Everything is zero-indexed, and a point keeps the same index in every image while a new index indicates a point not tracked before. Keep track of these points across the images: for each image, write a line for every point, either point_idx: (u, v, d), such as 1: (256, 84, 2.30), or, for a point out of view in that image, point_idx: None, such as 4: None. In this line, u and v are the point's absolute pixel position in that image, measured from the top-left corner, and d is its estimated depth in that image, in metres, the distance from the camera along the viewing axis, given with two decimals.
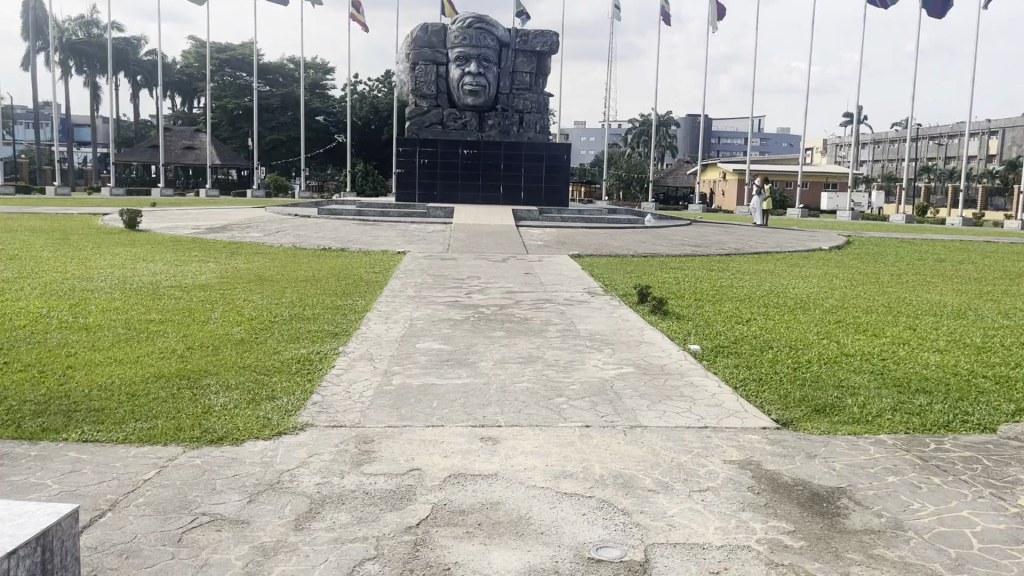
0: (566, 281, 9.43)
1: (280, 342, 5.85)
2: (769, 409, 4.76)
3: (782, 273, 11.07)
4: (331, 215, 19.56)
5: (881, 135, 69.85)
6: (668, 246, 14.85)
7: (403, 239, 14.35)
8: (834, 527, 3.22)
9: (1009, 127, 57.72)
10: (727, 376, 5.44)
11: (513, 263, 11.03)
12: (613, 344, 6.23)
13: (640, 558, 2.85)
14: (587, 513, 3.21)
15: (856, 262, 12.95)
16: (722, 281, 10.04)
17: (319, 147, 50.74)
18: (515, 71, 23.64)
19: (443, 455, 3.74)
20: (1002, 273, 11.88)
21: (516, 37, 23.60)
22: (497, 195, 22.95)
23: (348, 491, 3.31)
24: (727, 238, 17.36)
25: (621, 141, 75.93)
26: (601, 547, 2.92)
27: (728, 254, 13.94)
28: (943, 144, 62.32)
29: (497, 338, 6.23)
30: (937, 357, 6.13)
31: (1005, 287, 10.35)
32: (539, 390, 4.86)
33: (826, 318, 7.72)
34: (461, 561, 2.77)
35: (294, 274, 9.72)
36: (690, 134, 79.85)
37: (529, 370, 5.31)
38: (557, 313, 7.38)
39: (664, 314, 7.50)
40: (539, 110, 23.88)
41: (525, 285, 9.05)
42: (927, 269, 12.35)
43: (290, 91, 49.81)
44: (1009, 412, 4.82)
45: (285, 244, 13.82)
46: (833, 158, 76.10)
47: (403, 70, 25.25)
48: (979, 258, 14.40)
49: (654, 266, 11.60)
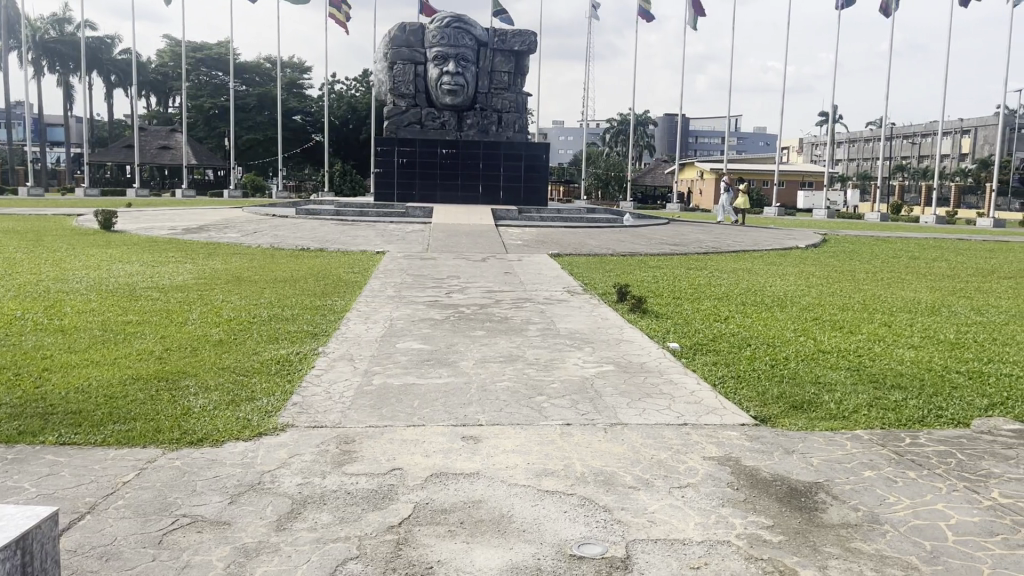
0: (546, 281, 9.45)
1: (258, 343, 5.83)
2: (747, 406, 4.81)
3: (759, 271, 11.16)
4: (310, 215, 19.47)
5: (856, 134, 70.53)
6: (646, 245, 14.92)
7: (382, 239, 14.32)
8: (812, 521, 3.26)
9: (982, 127, 58.46)
10: (706, 373, 5.48)
11: (492, 263, 11.04)
12: (592, 342, 6.26)
13: (621, 555, 2.87)
14: (569, 510, 3.22)
15: (832, 260, 13.07)
16: (700, 280, 10.11)
17: (297, 146, 50.45)
18: (493, 71, 23.64)
19: (424, 455, 3.74)
20: (974, 271, 12.04)
21: (494, 37, 23.60)
22: (476, 194, 22.93)
23: (329, 490, 3.31)
24: (705, 236, 17.46)
25: (600, 141, 76.18)
26: (582, 544, 2.94)
27: (706, 253, 14.03)
28: (916, 143, 63.04)
29: (477, 338, 6.23)
30: (911, 354, 6.22)
31: (977, 284, 10.50)
32: (520, 389, 4.87)
33: (803, 315, 7.80)
34: (442, 560, 2.78)
35: (273, 275, 9.68)
36: (667, 134, 80.17)
37: (509, 369, 5.33)
38: (537, 312, 7.40)
39: (642, 313, 7.55)
40: (517, 109, 23.88)
41: (504, 284, 9.06)
42: (901, 266, 12.48)
43: (267, 91, 49.47)
44: (982, 407, 4.90)
45: (263, 244, 13.74)
46: (809, 157, 76.74)
47: (380, 69, 25.16)
48: (952, 256, 14.58)
49: (632, 265, 11.65)
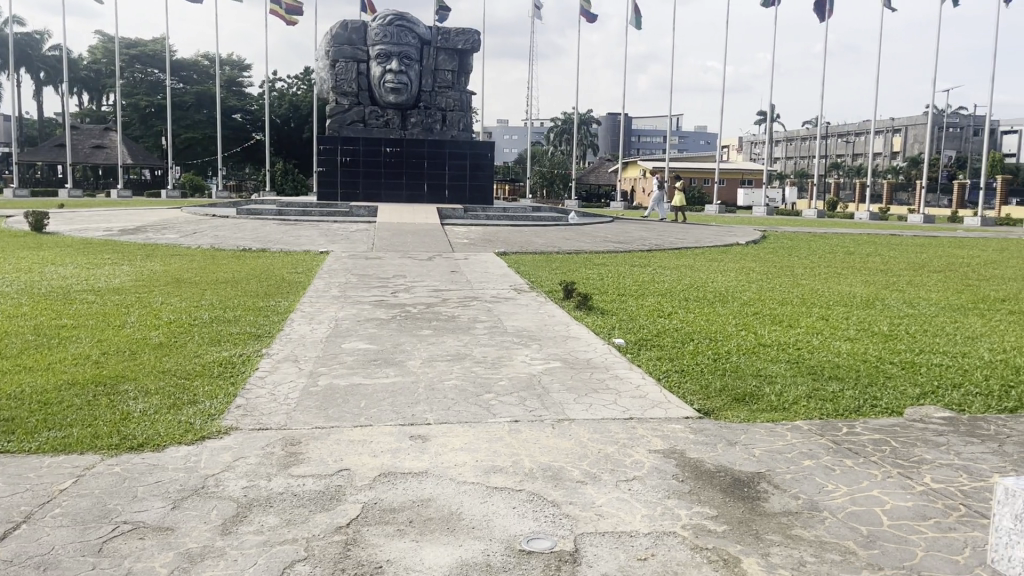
0: (492, 279, 9.47)
1: (200, 346, 5.71)
2: (691, 399, 4.90)
3: (702, 268, 11.36)
4: (252, 215, 19.14)
5: (793, 133, 72.24)
6: (592, 243, 15.06)
7: (326, 239, 14.15)
8: (754, 510, 3.34)
9: (911, 126, 60.42)
10: (651, 368, 5.57)
11: (438, 261, 11.02)
12: (539, 340, 6.30)
13: (569, 548, 2.90)
14: (517, 506, 3.24)
15: (771, 256, 13.37)
16: (645, 276, 10.24)
17: (237, 145, 49.54)
18: (437, 69, 23.54)
19: (372, 455, 3.72)
20: (906, 265, 12.44)
21: (437, 35, 23.48)
22: (421, 193, 22.83)
23: (276, 493, 3.27)
24: (649, 234, 17.69)
25: (544, 140, 76.54)
26: (531, 539, 2.96)
27: (650, 250, 14.21)
28: (850, 141, 64.85)
29: (424, 337, 6.22)
30: (847, 346, 6.41)
31: (909, 277, 10.86)
32: (468, 387, 4.88)
33: (744, 310, 7.97)
34: (392, 559, 2.77)
35: (214, 276, 9.49)
36: (610, 133, 80.92)
37: (457, 368, 5.33)
38: (484, 310, 7.41)
39: (588, 309, 7.62)
40: (462, 108, 23.82)
41: (451, 283, 9.04)
42: (837, 261, 12.84)
43: (205, 89, 48.53)
44: (914, 396, 5.08)
45: (203, 245, 13.46)
46: (748, 155, 78.30)
47: (322, 67, 24.86)
48: (885, 250, 15.04)
49: (577, 262, 11.74)
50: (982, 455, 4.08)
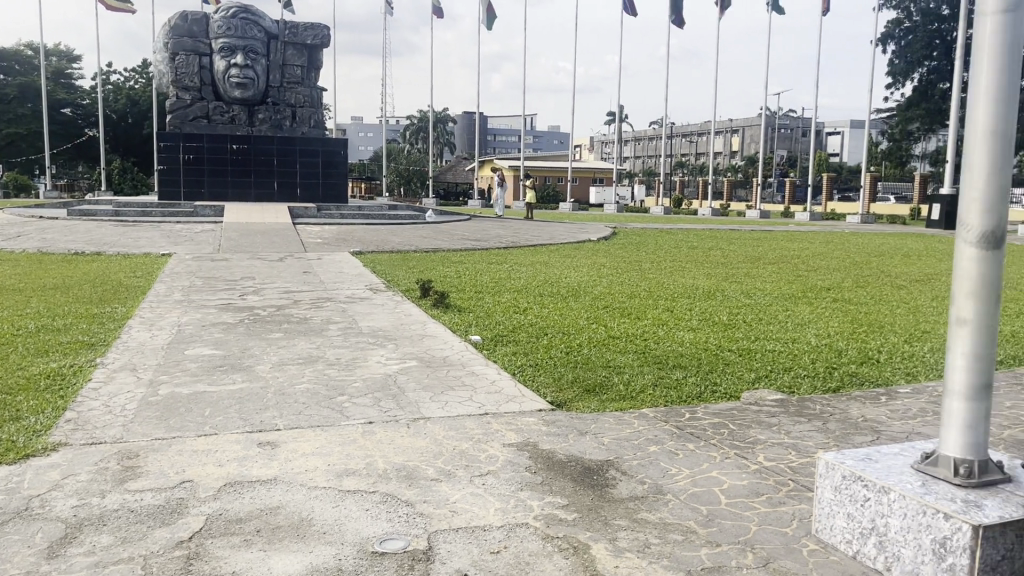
0: (347, 279, 9.31)
1: (23, 358, 5.29)
2: (544, 392, 5.01)
3: (556, 264, 11.62)
4: (86, 216, 17.91)
5: (640, 133, 75.12)
6: (448, 241, 15.09)
7: (169, 241, 13.46)
8: (603, 497, 3.45)
9: (747, 127, 64.20)
10: (506, 363, 5.64)
11: (290, 262, 10.70)
12: (395, 339, 6.25)
13: (422, 547, 2.90)
14: (370, 507, 3.21)
15: (621, 251, 13.86)
16: (500, 273, 10.36)
17: (67, 141, 46.17)
18: (285, 64, 22.78)
19: (218, 464, 3.58)
20: (745, 258, 13.21)
21: (285, 29, 22.66)
22: (271, 192, 22.13)
23: (110, 510, 3.08)
24: (504, 231, 17.91)
25: (400, 138, 75.93)
26: (384, 540, 2.93)
27: (506, 247, 14.40)
28: (693, 141, 68.14)
29: (274, 340, 6.03)
30: (690, 335, 6.74)
31: (746, 269, 11.55)
32: (320, 390, 4.77)
33: (595, 303, 8.22)
34: (238, 571, 2.67)
35: (40, 282, 8.81)
36: (466, 131, 81.32)
37: (308, 371, 5.20)
38: (338, 311, 7.27)
39: (444, 307, 7.63)
40: (313, 105, 23.18)
41: (303, 284, 8.82)
42: (683, 255, 13.45)
43: (30, 80, 44.48)
44: (750, 380, 5.42)
45: (28, 249, 12.47)
46: (599, 154, 80.75)
47: (161, 59, 23.59)
48: (725, 244, 15.92)
49: (434, 261, 11.72)
50: (809, 433, 4.40)
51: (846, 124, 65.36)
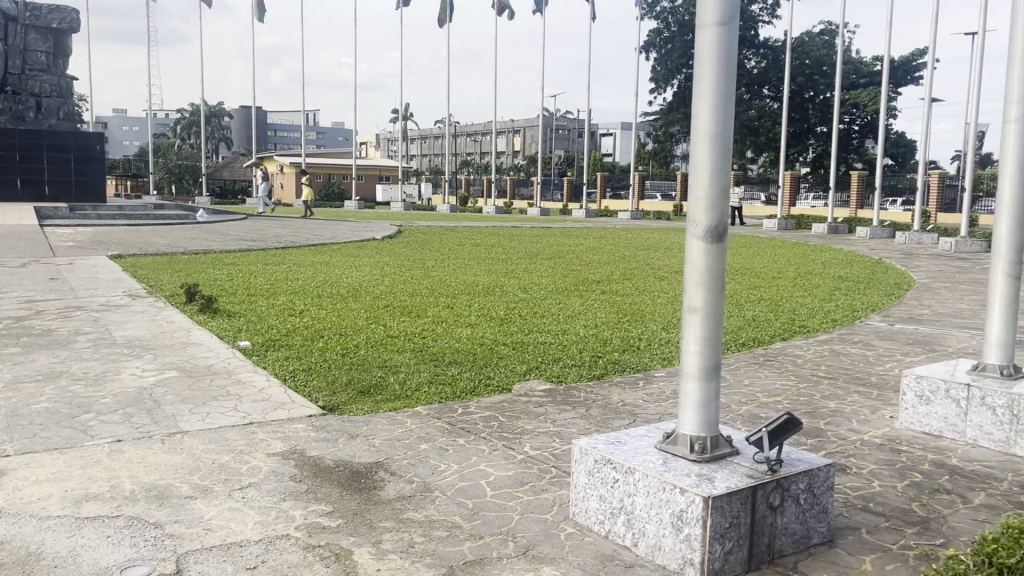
0: (102, 285, 8.56)
1: None
2: (316, 396, 4.88)
3: (337, 264, 11.39)
4: None
5: (426, 132, 75.51)
6: (221, 242, 14.33)
7: None
8: (369, 500, 3.42)
9: (528, 127, 66.48)
10: (277, 369, 5.44)
11: (35, 268, 9.68)
12: (154, 349, 5.83)
13: (170, 571, 2.72)
14: (112, 534, 2.96)
15: (405, 249, 13.85)
16: (277, 275, 9.99)
17: None
18: (27, 49, 20.74)
19: None
20: (523, 254, 13.68)
21: (25, 11, 20.67)
22: (15, 191, 19.92)
23: None
24: (283, 231, 17.30)
25: (171, 133, 71.21)
26: (127, 568, 2.72)
27: (284, 247, 13.91)
28: (477, 140, 69.52)
29: (8, 356, 5.42)
30: (467, 331, 6.86)
31: (524, 265, 11.95)
32: (62, 410, 4.35)
33: (375, 303, 8.15)
34: None
35: None
36: (245, 126, 77.79)
37: (49, 388, 4.72)
38: (88, 320, 6.67)
39: (212, 312, 7.23)
40: (61, 95, 21.12)
41: (49, 292, 8.00)
42: (464, 252, 13.68)
43: None
44: (521, 373, 5.60)
45: None
46: (385, 152, 80.28)
47: None
48: (506, 241, 16.38)
49: (206, 263, 11.08)
50: (572, 420, 4.62)
51: (617, 125, 69.52)
